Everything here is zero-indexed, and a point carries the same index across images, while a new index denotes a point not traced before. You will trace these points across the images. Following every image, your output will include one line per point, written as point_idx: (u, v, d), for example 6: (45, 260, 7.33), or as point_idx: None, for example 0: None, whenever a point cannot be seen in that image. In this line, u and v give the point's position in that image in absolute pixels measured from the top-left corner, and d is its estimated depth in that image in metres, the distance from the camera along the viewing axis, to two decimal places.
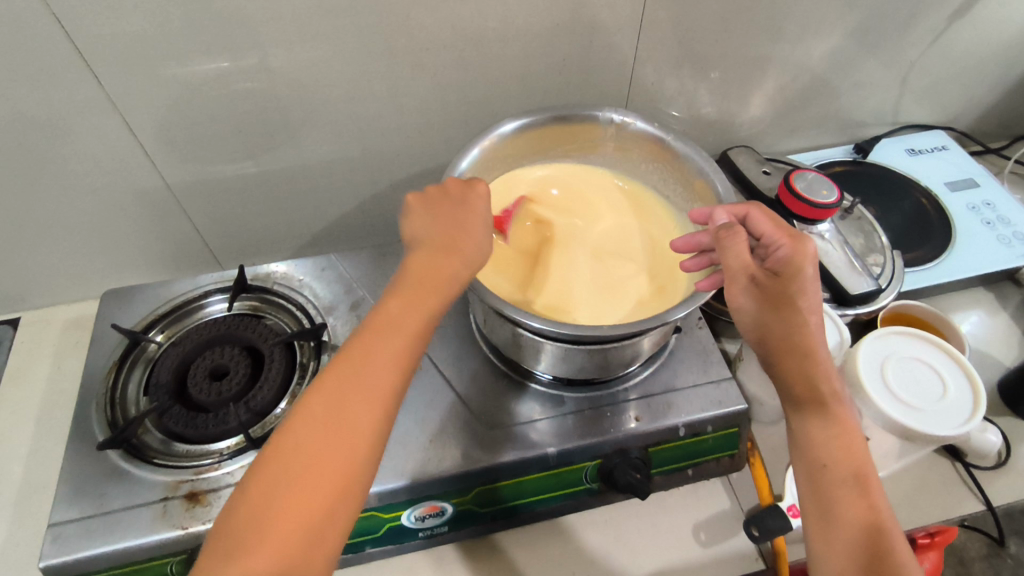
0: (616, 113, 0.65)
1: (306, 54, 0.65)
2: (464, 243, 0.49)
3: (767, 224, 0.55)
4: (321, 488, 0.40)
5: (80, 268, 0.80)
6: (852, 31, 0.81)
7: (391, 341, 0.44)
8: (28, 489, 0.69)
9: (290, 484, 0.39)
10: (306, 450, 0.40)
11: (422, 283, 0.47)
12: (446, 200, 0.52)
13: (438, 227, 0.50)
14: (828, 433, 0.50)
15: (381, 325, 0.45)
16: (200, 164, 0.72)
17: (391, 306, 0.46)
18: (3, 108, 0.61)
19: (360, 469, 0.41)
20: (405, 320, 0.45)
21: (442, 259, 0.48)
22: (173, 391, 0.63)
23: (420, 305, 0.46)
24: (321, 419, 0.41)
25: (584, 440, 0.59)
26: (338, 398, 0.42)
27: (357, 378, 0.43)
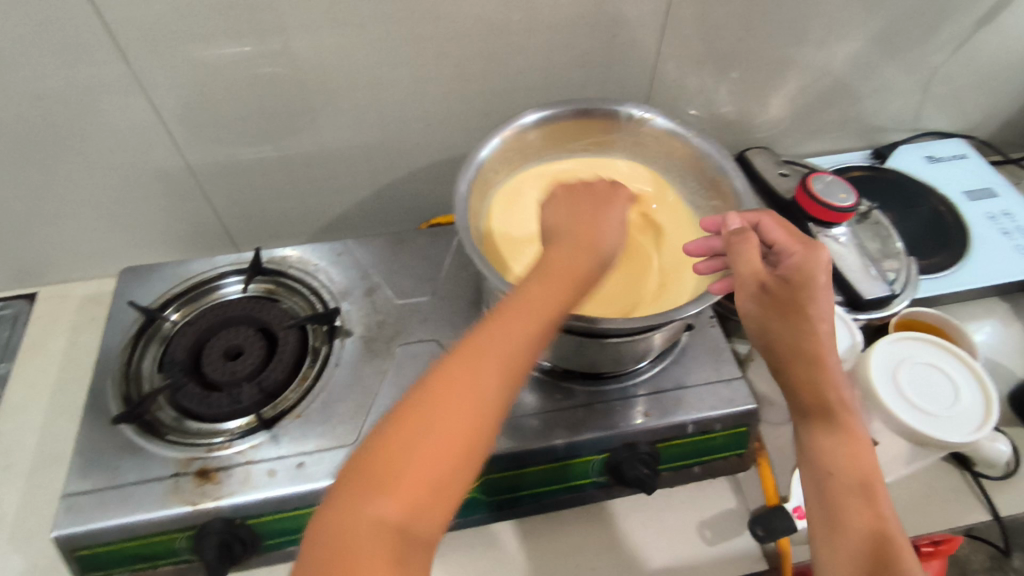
0: (637, 108, 0.65)
1: (331, 41, 0.65)
2: (602, 238, 0.50)
3: (779, 233, 0.54)
4: (440, 458, 0.39)
5: (98, 245, 0.81)
6: (876, 35, 0.81)
7: (523, 325, 0.44)
8: (42, 460, 0.70)
9: (416, 447, 0.39)
10: (434, 416, 0.40)
11: (559, 267, 0.47)
12: (586, 193, 0.54)
13: (580, 219, 0.51)
14: (835, 441, 0.50)
15: (517, 307, 0.45)
16: (221, 146, 0.73)
17: (532, 287, 0.46)
18: (32, 84, 0.62)
19: (479, 444, 0.41)
20: (538, 305, 0.45)
21: (580, 249, 0.48)
22: (187, 368, 0.64)
23: (554, 293, 0.45)
24: (454, 388, 0.41)
25: (593, 433, 0.59)
26: (471, 372, 0.42)
27: (492, 353, 0.42)
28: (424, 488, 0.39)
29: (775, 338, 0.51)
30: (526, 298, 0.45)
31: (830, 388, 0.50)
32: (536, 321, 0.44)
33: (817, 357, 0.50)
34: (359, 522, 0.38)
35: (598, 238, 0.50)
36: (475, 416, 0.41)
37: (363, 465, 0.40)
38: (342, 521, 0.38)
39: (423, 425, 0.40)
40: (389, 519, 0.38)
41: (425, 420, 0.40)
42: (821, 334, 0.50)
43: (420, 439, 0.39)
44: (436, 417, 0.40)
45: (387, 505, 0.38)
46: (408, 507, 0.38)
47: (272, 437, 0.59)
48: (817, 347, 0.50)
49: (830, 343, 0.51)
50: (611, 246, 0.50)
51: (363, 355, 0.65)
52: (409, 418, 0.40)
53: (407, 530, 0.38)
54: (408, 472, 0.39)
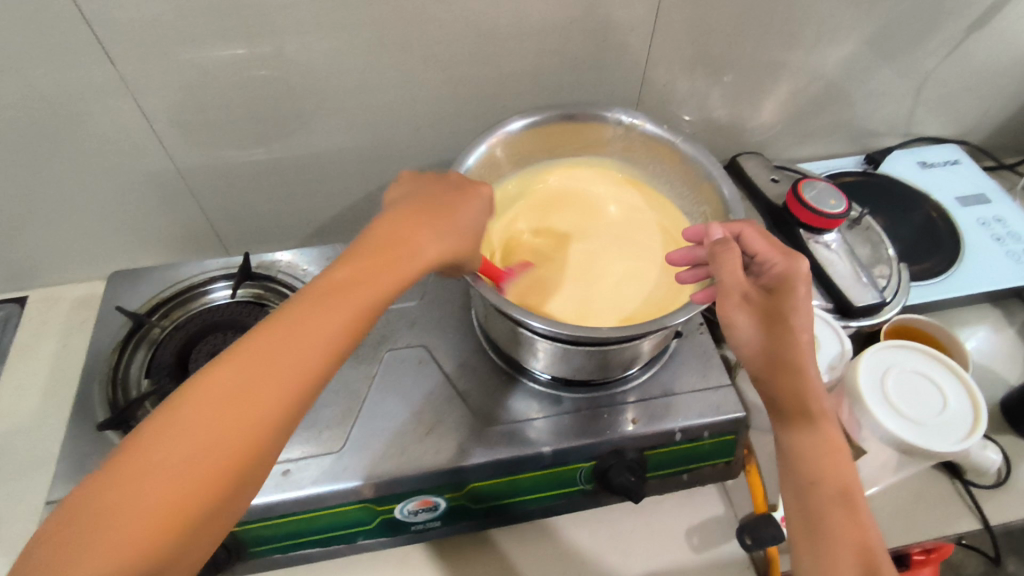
0: (625, 114, 0.65)
1: (320, 44, 0.65)
2: (446, 226, 0.50)
3: (762, 243, 0.54)
4: (206, 468, 0.36)
5: (89, 248, 0.81)
6: (868, 40, 0.81)
7: (332, 316, 0.42)
8: (29, 464, 0.69)
9: (186, 460, 0.36)
10: (204, 421, 0.37)
11: (381, 251, 0.46)
12: (443, 184, 0.53)
13: (422, 206, 0.50)
14: (815, 451, 0.49)
15: (324, 299, 0.43)
16: (210, 149, 0.72)
17: (341, 273, 0.44)
18: (20, 87, 0.62)
19: (258, 452, 0.38)
20: (352, 297, 0.43)
21: (406, 234, 0.48)
22: (174, 374, 0.64)
23: (370, 284, 0.44)
24: (231, 388, 0.38)
25: (581, 440, 0.59)
26: (251, 372, 0.39)
27: (280, 348, 0.40)
28: (184, 501, 0.35)
29: (761, 350, 0.51)
30: (338, 288, 0.43)
31: (810, 397, 0.49)
32: (349, 312, 0.43)
33: (801, 368, 0.50)
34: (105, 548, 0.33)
35: (435, 227, 0.49)
36: (259, 417, 0.38)
37: (111, 481, 0.35)
38: (79, 555, 0.33)
39: (190, 431, 0.36)
40: (140, 544, 0.34)
41: (194, 426, 0.37)
42: (801, 344, 0.50)
43: (185, 446, 0.36)
44: (205, 425, 0.37)
45: (128, 528, 0.34)
46: (166, 528, 0.35)
47: None
48: (797, 358, 0.50)
49: (811, 354, 0.50)
50: (456, 234, 0.50)
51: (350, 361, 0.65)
52: (171, 426, 0.36)
53: (163, 554, 0.34)
54: (165, 484, 0.35)
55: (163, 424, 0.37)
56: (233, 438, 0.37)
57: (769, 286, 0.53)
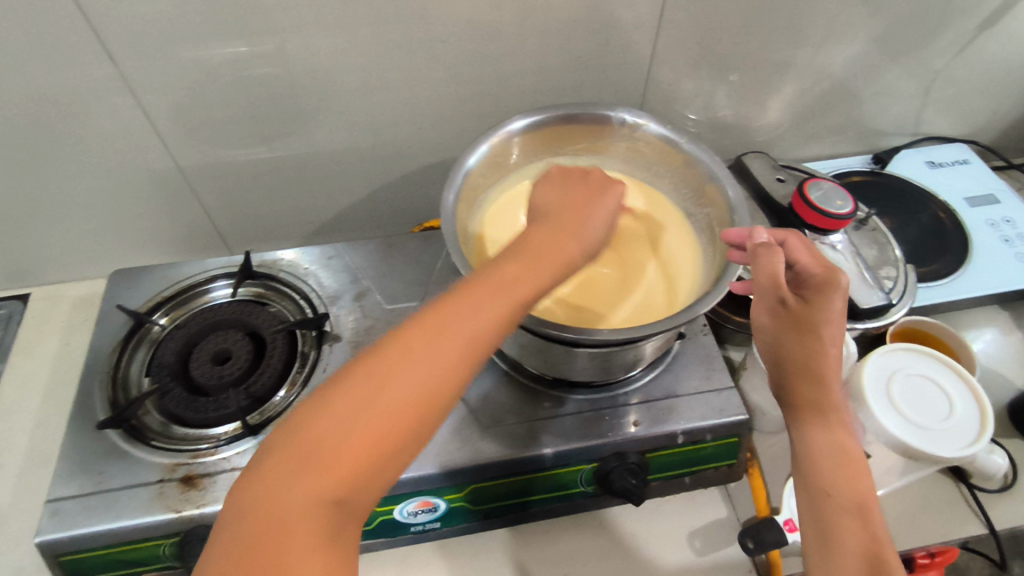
0: (628, 113, 0.64)
1: (322, 42, 0.65)
2: (587, 226, 0.48)
3: (805, 253, 0.54)
4: (383, 433, 0.38)
5: (91, 246, 0.81)
6: (876, 38, 0.79)
7: (495, 302, 0.41)
8: (30, 463, 0.70)
9: (362, 422, 0.37)
10: (386, 384, 0.38)
11: (537, 253, 0.45)
12: (582, 185, 0.52)
13: (566, 206, 0.49)
14: (835, 459, 0.48)
15: (496, 283, 0.42)
16: (212, 147, 0.72)
17: (506, 266, 0.43)
18: (22, 85, 0.62)
19: (428, 419, 0.39)
20: (519, 280, 0.43)
21: (559, 236, 0.46)
22: (175, 372, 0.64)
23: (529, 273, 0.43)
24: (410, 361, 0.39)
25: (582, 442, 0.59)
26: (423, 348, 0.39)
27: (449, 330, 0.40)
28: (359, 462, 0.37)
29: (788, 349, 0.50)
30: (503, 274, 0.43)
31: (830, 403, 0.49)
32: (503, 303, 0.42)
33: (823, 375, 0.49)
34: (286, 497, 0.36)
35: (585, 227, 0.48)
36: (422, 395, 0.39)
37: (307, 425, 0.38)
38: (272, 489, 0.36)
39: (366, 405, 0.38)
40: (319, 493, 0.36)
41: (364, 405, 0.38)
42: (831, 355, 0.50)
43: (366, 414, 0.38)
44: (388, 391, 0.38)
45: (315, 476, 0.37)
46: (340, 486, 0.37)
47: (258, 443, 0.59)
48: (821, 366, 0.50)
49: (836, 365, 0.50)
50: (592, 240, 0.48)
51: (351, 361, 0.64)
52: (363, 388, 0.38)
53: (336, 506, 0.37)
54: (345, 447, 0.37)
55: (342, 392, 0.38)
56: (399, 409, 0.38)
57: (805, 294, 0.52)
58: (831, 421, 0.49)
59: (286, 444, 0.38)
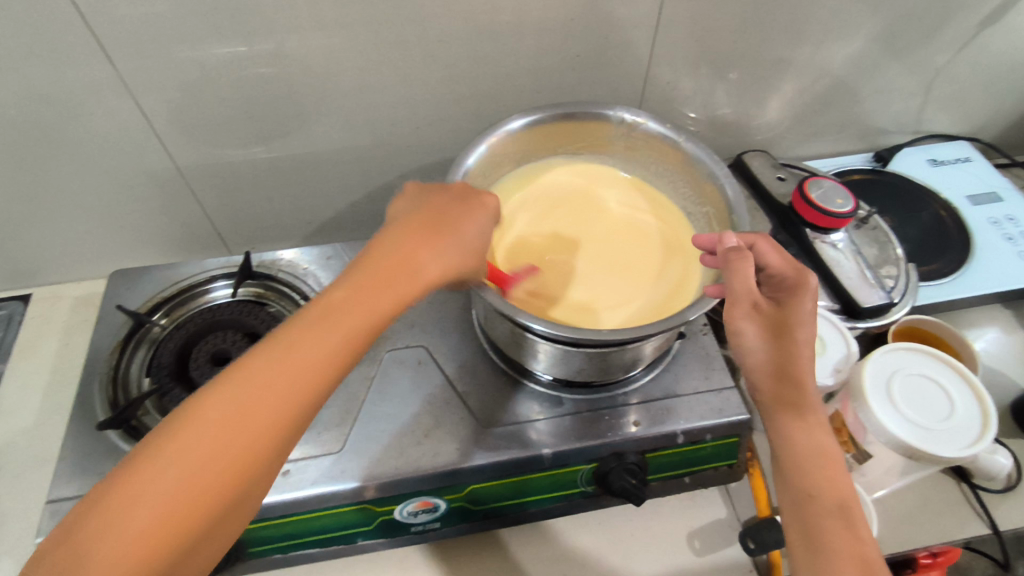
0: (627, 112, 0.64)
1: (319, 42, 0.65)
2: (447, 239, 0.48)
3: (776, 256, 0.53)
4: (213, 482, 0.36)
5: (91, 247, 0.81)
6: (877, 35, 0.79)
7: (332, 330, 0.41)
8: (32, 463, 0.70)
9: (180, 474, 0.36)
10: (212, 430, 0.37)
11: (381, 274, 0.45)
12: (442, 193, 0.52)
13: (426, 215, 0.49)
14: (815, 460, 0.47)
15: (330, 309, 0.42)
16: (211, 147, 0.72)
17: (340, 290, 0.43)
18: (21, 86, 0.62)
19: (259, 459, 0.38)
20: (358, 306, 0.43)
21: (406, 254, 0.46)
22: (175, 373, 0.64)
23: (376, 295, 0.43)
24: (238, 402, 0.38)
25: (581, 443, 0.59)
26: (254, 386, 0.38)
27: (282, 365, 0.39)
28: (184, 518, 0.35)
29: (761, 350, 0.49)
30: (346, 296, 0.43)
31: (804, 402, 0.48)
32: (342, 331, 0.41)
33: (795, 374, 0.48)
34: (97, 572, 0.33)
35: (443, 240, 0.48)
36: (258, 435, 0.38)
37: (119, 484, 0.35)
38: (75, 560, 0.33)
39: (188, 455, 0.36)
40: (127, 561, 0.34)
41: (192, 455, 0.36)
42: (802, 354, 0.49)
43: (183, 463, 0.36)
44: (209, 436, 0.37)
45: (134, 545, 0.34)
46: (163, 544, 0.35)
47: None
48: (794, 364, 0.48)
49: (808, 364, 0.49)
50: (454, 251, 0.48)
51: None
52: (184, 438, 0.37)
53: (161, 566, 0.35)
54: (163, 502, 0.35)
55: (168, 441, 0.36)
56: (234, 451, 0.37)
57: (777, 299, 0.52)
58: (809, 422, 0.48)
59: (96, 510, 0.34)
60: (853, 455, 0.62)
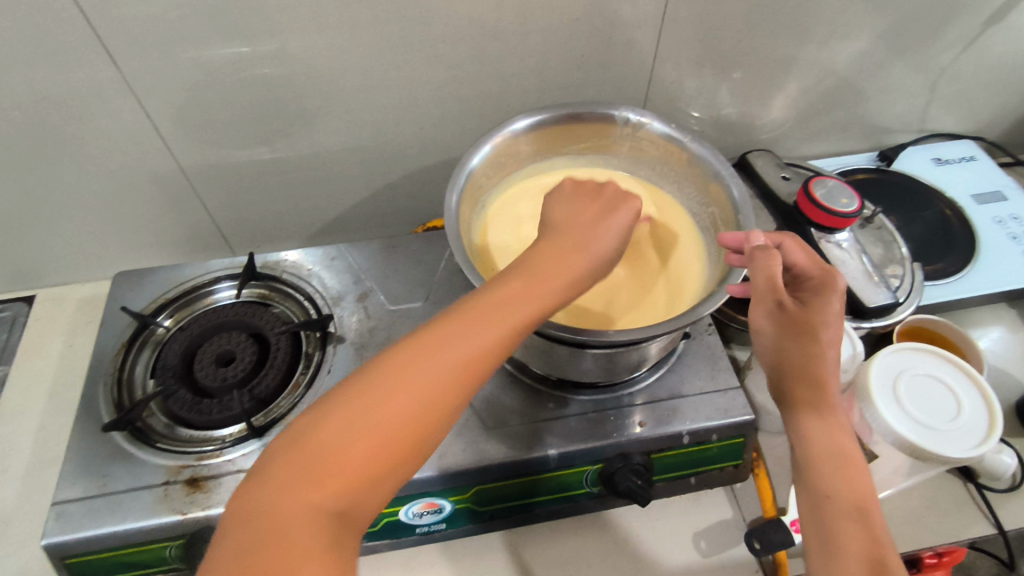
0: (632, 112, 0.63)
1: (323, 42, 0.64)
2: (596, 241, 0.48)
3: (802, 256, 0.54)
4: (392, 445, 0.38)
5: (94, 248, 0.81)
6: (882, 34, 0.79)
7: (497, 320, 0.42)
8: (36, 464, 0.70)
9: (364, 433, 0.38)
10: (392, 399, 0.39)
11: (545, 268, 0.46)
12: (594, 199, 0.52)
13: (575, 219, 0.50)
14: (835, 461, 0.46)
15: (498, 300, 0.43)
16: (215, 148, 0.72)
17: (512, 282, 0.44)
18: (24, 87, 0.62)
19: (429, 433, 0.40)
20: (521, 299, 0.43)
21: (565, 251, 0.47)
22: (179, 374, 0.64)
23: (528, 293, 0.44)
24: (417, 376, 0.40)
25: (586, 443, 0.59)
26: (428, 364, 0.40)
27: (454, 348, 0.41)
28: (368, 473, 0.38)
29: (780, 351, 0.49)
30: (512, 290, 0.44)
31: (828, 403, 0.47)
32: (506, 323, 0.42)
33: (818, 375, 0.48)
34: (284, 512, 0.36)
35: (592, 240, 0.48)
36: (429, 409, 0.39)
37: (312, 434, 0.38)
38: (270, 495, 0.37)
39: (373, 418, 0.38)
40: (319, 505, 0.36)
41: (368, 423, 0.38)
42: (829, 356, 0.48)
43: (369, 425, 0.38)
44: (391, 405, 0.39)
45: (315, 494, 0.37)
46: (345, 492, 0.37)
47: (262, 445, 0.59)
48: (819, 365, 0.48)
49: (834, 366, 0.48)
50: (600, 254, 0.48)
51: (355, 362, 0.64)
52: (370, 400, 0.39)
53: (342, 512, 0.37)
54: (351, 457, 0.37)
55: (355, 401, 0.39)
56: (405, 425, 0.39)
57: (801, 297, 0.52)
58: (830, 421, 0.47)
59: (290, 455, 0.38)
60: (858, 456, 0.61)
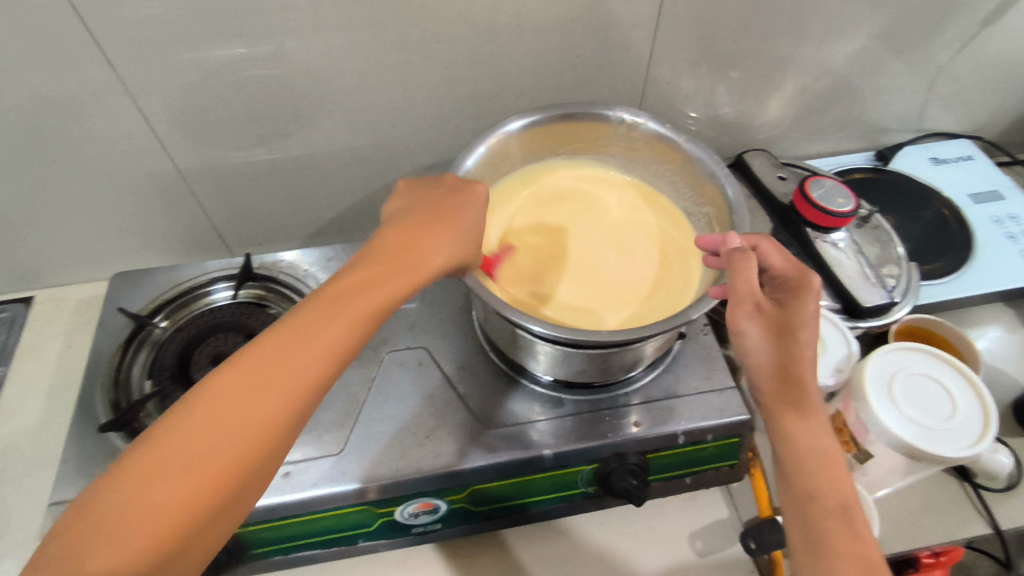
0: (627, 112, 0.63)
1: (319, 44, 0.65)
2: (449, 234, 0.50)
3: (778, 256, 0.53)
4: (216, 468, 0.37)
5: (92, 249, 0.81)
6: (878, 33, 0.79)
7: (338, 325, 0.42)
8: (34, 465, 0.70)
9: (192, 462, 0.36)
10: (220, 421, 0.37)
11: (385, 267, 0.47)
12: (439, 188, 0.54)
13: (424, 215, 0.51)
14: (817, 462, 0.46)
15: (336, 303, 0.43)
16: (211, 149, 0.72)
17: (347, 285, 0.45)
18: (21, 89, 0.62)
19: (265, 444, 0.38)
20: (358, 300, 0.44)
21: (409, 250, 0.48)
22: (176, 375, 0.64)
23: (382, 285, 0.45)
24: (245, 390, 0.39)
25: (582, 444, 0.59)
26: (263, 376, 0.39)
27: (285, 356, 0.40)
28: (200, 499, 0.36)
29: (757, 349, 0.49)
30: (357, 283, 0.45)
31: (810, 404, 0.48)
32: (348, 326, 0.43)
33: (793, 376, 0.48)
34: (106, 549, 0.33)
35: (444, 226, 0.50)
36: (264, 418, 0.38)
37: (131, 472, 0.35)
38: (75, 550, 0.33)
39: (196, 437, 0.37)
40: (142, 546, 0.34)
41: (199, 429, 0.37)
42: (804, 356, 0.48)
43: (198, 447, 0.37)
44: (208, 424, 0.37)
45: (144, 523, 0.34)
46: (171, 527, 0.35)
47: None
48: (794, 365, 0.48)
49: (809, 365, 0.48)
50: (456, 252, 0.50)
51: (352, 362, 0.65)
52: (189, 424, 0.37)
53: (170, 552, 0.35)
54: (177, 490, 0.35)
55: (168, 430, 0.37)
56: (235, 443, 0.37)
57: (779, 298, 0.51)
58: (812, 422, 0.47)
59: (97, 501, 0.35)
60: (854, 455, 0.61)
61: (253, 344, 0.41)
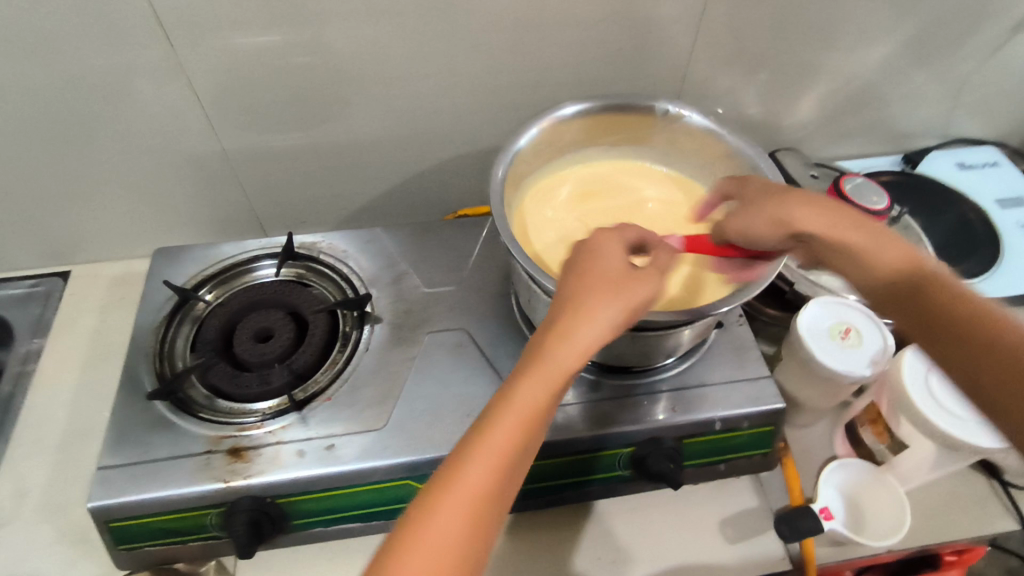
0: (671, 104, 0.65)
1: (367, 29, 0.66)
2: (608, 307, 0.45)
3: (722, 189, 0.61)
4: None
5: (129, 227, 0.82)
6: (910, 39, 0.80)
7: (510, 446, 0.42)
8: (72, 436, 0.71)
9: None
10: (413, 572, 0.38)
11: (548, 371, 0.43)
12: (589, 253, 0.49)
13: (579, 285, 0.46)
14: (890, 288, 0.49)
15: (507, 419, 0.42)
16: (254, 131, 0.73)
17: (517, 397, 0.43)
18: (75, 64, 0.64)
19: None
20: (530, 415, 0.43)
21: (571, 342, 0.44)
22: (219, 349, 0.65)
23: (547, 395, 0.43)
24: (432, 536, 0.39)
25: (620, 427, 0.59)
26: (448, 516, 0.40)
27: (463, 492, 0.40)
28: None
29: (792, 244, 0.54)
30: (523, 403, 0.43)
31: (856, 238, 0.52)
32: (517, 449, 0.42)
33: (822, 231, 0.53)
34: None
35: (619, 281, 0.46)
36: (451, 561, 0.39)
37: None
38: None
39: None
40: None
41: None
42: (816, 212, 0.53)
43: None
44: None
45: None
46: None
47: (302, 419, 0.60)
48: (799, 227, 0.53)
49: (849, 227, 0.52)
50: (615, 321, 0.45)
51: (391, 342, 0.66)
52: None
53: None
54: None
55: None
56: None
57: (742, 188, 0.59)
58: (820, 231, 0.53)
59: None
60: (887, 445, 0.64)
61: (435, 483, 0.41)
